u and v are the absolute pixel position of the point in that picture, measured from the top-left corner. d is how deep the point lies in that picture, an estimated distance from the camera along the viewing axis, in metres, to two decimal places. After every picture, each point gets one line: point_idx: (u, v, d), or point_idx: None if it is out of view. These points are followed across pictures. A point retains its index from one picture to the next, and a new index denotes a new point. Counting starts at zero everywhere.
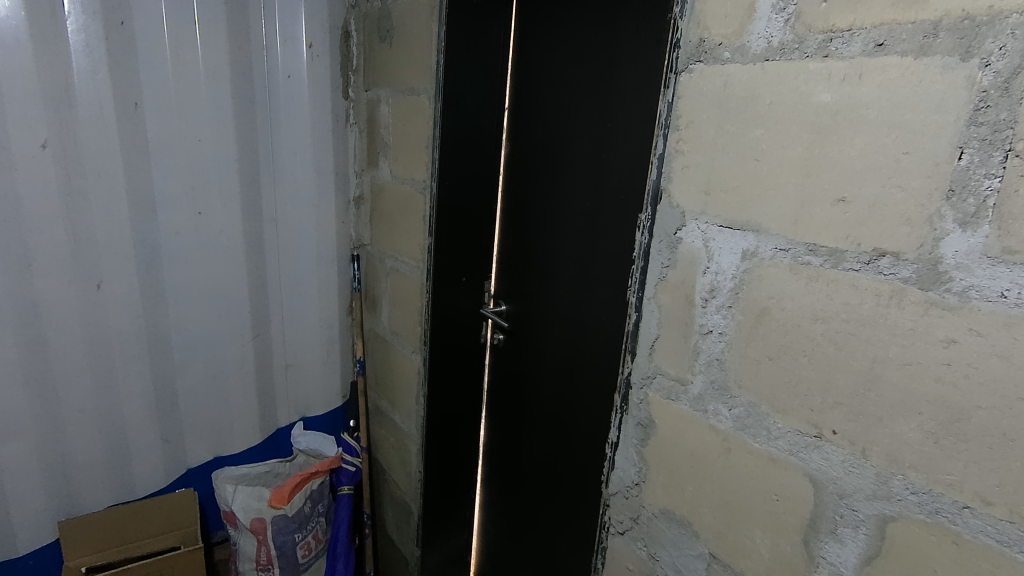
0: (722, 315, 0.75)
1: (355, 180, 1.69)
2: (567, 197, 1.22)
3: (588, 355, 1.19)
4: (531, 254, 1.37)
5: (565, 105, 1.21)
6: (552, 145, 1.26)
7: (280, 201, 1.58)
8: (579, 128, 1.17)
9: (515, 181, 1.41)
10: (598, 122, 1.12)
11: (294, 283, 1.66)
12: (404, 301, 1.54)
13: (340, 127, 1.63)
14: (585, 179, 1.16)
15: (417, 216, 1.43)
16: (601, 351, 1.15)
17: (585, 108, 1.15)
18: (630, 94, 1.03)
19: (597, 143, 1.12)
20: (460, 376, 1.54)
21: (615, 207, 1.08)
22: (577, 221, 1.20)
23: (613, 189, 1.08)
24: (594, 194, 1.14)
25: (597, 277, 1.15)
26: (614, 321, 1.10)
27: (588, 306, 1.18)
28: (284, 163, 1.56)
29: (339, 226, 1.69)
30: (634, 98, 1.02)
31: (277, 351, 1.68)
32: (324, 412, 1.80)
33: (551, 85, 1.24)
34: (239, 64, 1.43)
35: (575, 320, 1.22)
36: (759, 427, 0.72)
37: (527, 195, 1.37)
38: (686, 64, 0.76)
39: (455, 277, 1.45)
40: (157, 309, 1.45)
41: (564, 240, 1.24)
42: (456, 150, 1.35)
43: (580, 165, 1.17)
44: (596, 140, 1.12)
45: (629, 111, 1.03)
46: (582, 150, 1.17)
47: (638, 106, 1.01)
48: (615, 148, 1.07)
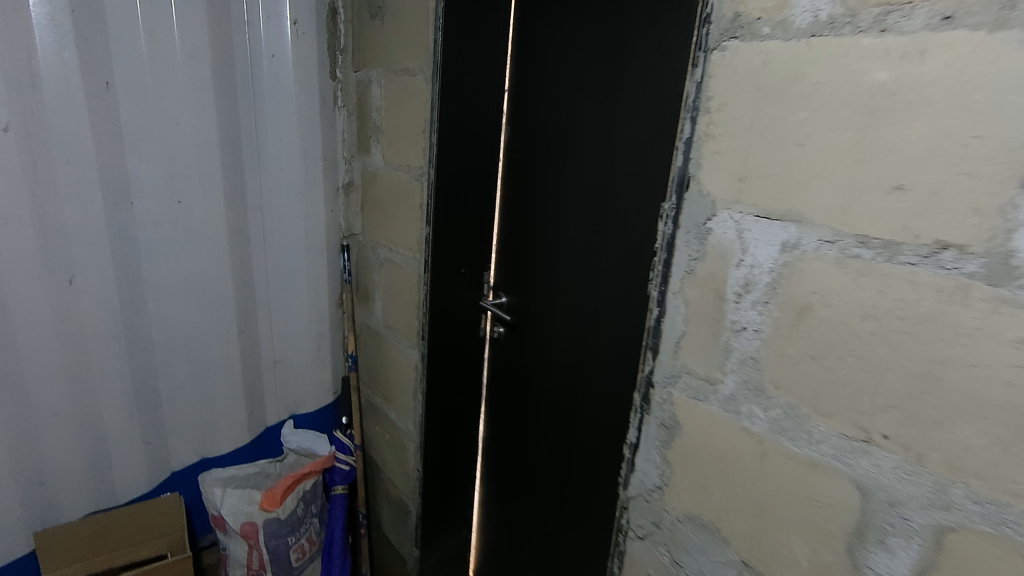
0: (757, 312, 0.70)
1: (344, 167, 1.62)
2: (575, 187, 1.17)
3: (601, 352, 1.14)
4: (534, 246, 1.31)
5: (572, 91, 1.15)
6: (556, 133, 1.20)
7: (266, 189, 1.49)
8: (588, 115, 1.12)
9: (515, 169, 1.35)
10: (611, 107, 1.06)
11: (282, 275, 1.58)
12: (399, 294, 1.47)
13: (328, 110, 1.55)
14: (594, 168, 1.11)
15: (412, 204, 1.36)
16: (615, 348, 1.11)
17: (594, 94, 1.09)
18: (647, 75, 0.97)
19: (609, 127, 1.06)
20: (459, 371, 1.49)
21: (632, 198, 1.02)
22: (586, 212, 1.15)
23: (629, 177, 1.03)
24: (606, 182, 1.08)
25: (609, 270, 1.10)
26: (629, 316, 1.06)
27: (600, 300, 1.13)
28: (269, 149, 1.48)
29: (328, 216, 1.62)
30: (651, 81, 0.96)
31: (264, 347, 1.60)
32: (315, 409, 1.72)
33: (555, 68, 1.18)
34: (219, 44, 1.34)
35: (585, 314, 1.18)
36: (798, 430, 0.68)
37: (528, 184, 1.31)
38: (719, 41, 0.71)
39: (453, 269, 1.38)
40: (136, 305, 1.36)
41: (572, 232, 1.19)
42: (455, 135, 1.28)
43: (589, 153, 1.12)
44: (608, 126, 1.07)
45: (643, 94, 0.98)
46: (591, 138, 1.11)
47: (657, 89, 0.95)
48: (631, 133, 1.01)
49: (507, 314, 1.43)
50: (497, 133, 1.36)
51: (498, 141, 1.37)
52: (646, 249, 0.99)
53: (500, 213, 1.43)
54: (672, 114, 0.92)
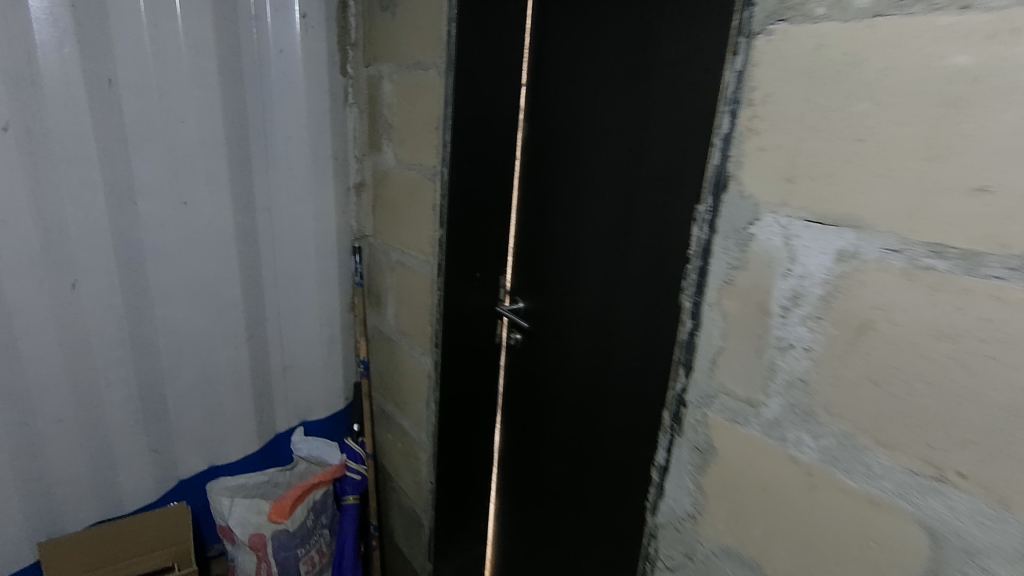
0: (807, 328, 0.62)
1: (355, 166, 1.56)
2: (598, 187, 1.10)
3: (625, 363, 1.08)
4: (553, 249, 1.25)
5: (595, 85, 1.08)
6: (577, 129, 1.13)
7: (274, 189, 1.44)
8: (612, 110, 1.04)
9: (533, 168, 1.28)
10: (637, 101, 0.99)
11: (291, 278, 1.53)
12: (411, 298, 1.41)
13: (339, 107, 1.50)
14: (619, 167, 1.04)
15: (425, 204, 1.30)
16: (640, 359, 1.04)
17: (619, 88, 1.02)
18: (676, 66, 0.90)
19: (636, 123, 0.99)
20: (474, 378, 1.43)
21: (661, 199, 0.95)
22: (610, 214, 1.08)
23: (657, 176, 0.95)
24: (632, 182, 1.01)
25: (635, 276, 1.03)
26: (658, 326, 0.99)
27: (625, 308, 1.06)
28: (278, 148, 1.42)
29: (338, 216, 1.56)
30: (682, 72, 0.89)
31: (274, 352, 1.56)
32: (325, 416, 1.68)
33: (576, 61, 1.11)
34: (225, 38, 1.29)
35: (609, 322, 1.11)
36: (855, 462, 0.60)
37: (547, 184, 1.24)
38: (765, 24, 0.63)
39: (467, 273, 1.32)
40: (141, 309, 1.32)
41: (595, 236, 1.12)
42: (471, 132, 1.21)
43: (613, 151, 1.05)
44: (635, 122, 1.00)
45: (672, 85, 0.91)
46: (615, 135, 1.04)
47: (688, 81, 0.88)
48: (660, 129, 0.94)
49: (524, 320, 1.36)
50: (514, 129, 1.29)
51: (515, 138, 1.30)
52: (676, 253, 0.92)
53: (517, 214, 1.36)
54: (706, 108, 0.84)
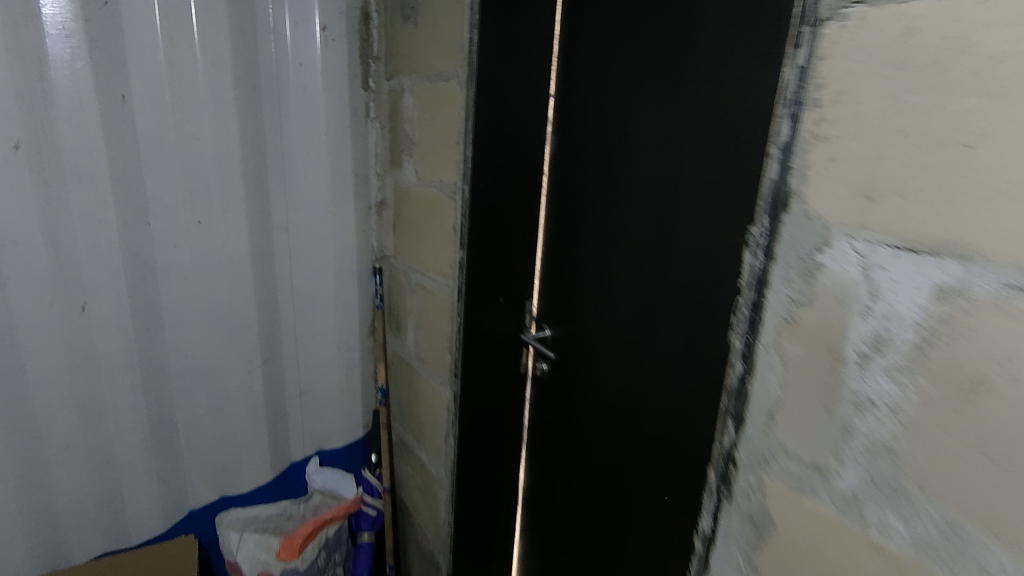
0: (893, 381, 0.50)
1: (377, 183, 1.50)
2: (631, 205, 0.99)
3: (662, 404, 0.95)
4: (583, 274, 1.14)
5: (628, 94, 0.97)
6: (608, 143, 1.03)
7: (292, 207, 1.39)
8: (648, 120, 0.94)
9: (560, 185, 1.18)
10: (676, 110, 0.88)
11: (309, 300, 1.47)
12: (432, 323, 1.32)
13: (360, 122, 1.44)
14: (656, 184, 0.93)
15: (446, 223, 1.21)
16: (679, 401, 0.91)
17: (655, 96, 0.92)
18: (722, 69, 0.79)
19: (675, 134, 0.88)
20: (497, 410, 1.32)
21: (704, 219, 0.83)
22: (645, 236, 0.97)
23: (700, 194, 0.84)
24: (671, 200, 0.90)
25: (674, 306, 0.91)
26: (697, 363, 0.86)
27: (663, 341, 0.94)
28: (296, 165, 1.37)
29: (359, 235, 1.50)
30: (728, 73, 0.78)
31: (290, 377, 1.49)
32: (343, 446, 1.60)
33: (608, 68, 1.01)
34: (242, 52, 1.24)
35: (643, 356, 0.99)
36: (962, 558, 0.47)
37: (575, 202, 1.14)
38: (836, 7, 0.51)
39: (489, 297, 1.21)
40: (153, 332, 1.27)
41: (629, 260, 1.01)
42: (493, 147, 1.13)
43: (649, 166, 0.94)
44: (673, 133, 0.89)
45: (716, 89, 0.80)
46: (651, 148, 0.93)
47: (735, 85, 0.76)
48: (703, 140, 0.83)
49: (550, 350, 1.25)
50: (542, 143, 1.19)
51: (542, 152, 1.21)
52: (721, 280, 0.81)
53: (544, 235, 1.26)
54: (758, 114, 0.72)
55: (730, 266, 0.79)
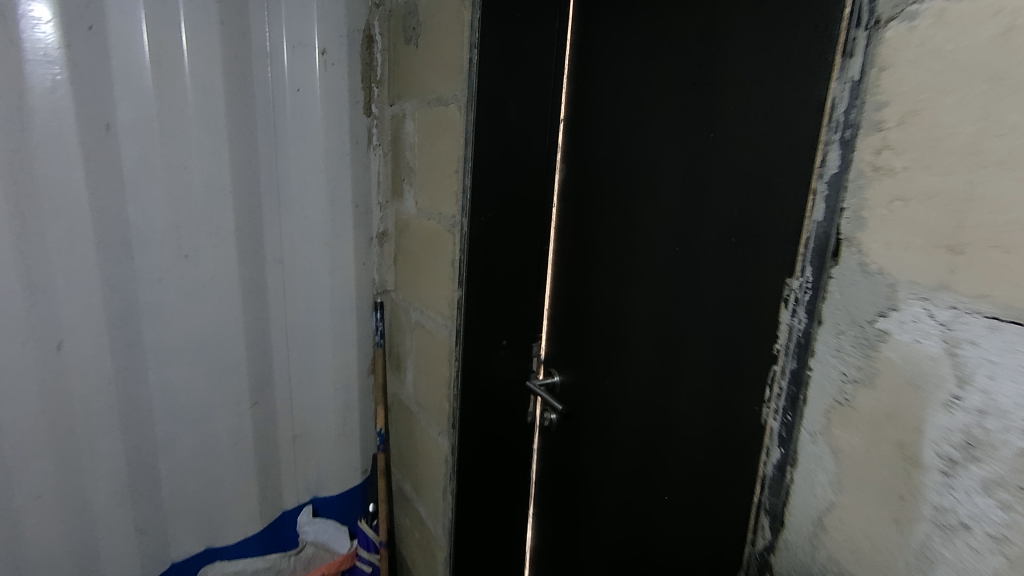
0: (994, 505, 0.36)
1: (379, 213, 1.42)
2: (649, 243, 0.87)
3: (683, 471, 0.83)
4: (594, 316, 1.02)
5: (647, 118, 0.86)
6: (622, 173, 0.92)
7: (287, 239, 1.31)
8: (668, 148, 0.83)
9: (571, 218, 1.07)
10: (700, 136, 0.77)
11: (305, 337, 1.38)
12: (431, 366, 1.21)
13: (361, 149, 1.36)
14: (676, 220, 0.82)
15: (444, 258, 1.10)
16: (703, 469, 0.79)
17: (677, 121, 0.81)
18: (755, 89, 0.68)
19: (698, 163, 0.77)
20: (503, 462, 1.21)
21: (733, 263, 0.72)
22: (664, 278, 0.85)
23: (730, 233, 0.72)
24: (694, 238, 0.78)
25: (698, 359, 0.79)
26: (723, 428, 0.74)
27: (685, 400, 0.82)
28: (291, 195, 1.30)
29: (359, 268, 1.41)
30: (763, 94, 0.67)
31: (283, 419, 1.40)
32: (339, 492, 1.50)
33: (623, 91, 0.91)
34: (236, 77, 1.18)
35: (663, 415, 0.87)
36: None
37: (587, 237, 1.03)
38: (901, 6, 0.40)
39: (491, 341, 1.12)
40: (135, 372, 1.18)
41: (645, 304, 0.89)
42: (495, 177, 1.03)
43: (669, 199, 0.83)
44: (696, 162, 0.77)
45: (749, 112, 0.69)
46: (672, 179, 0.82)
47: (771, 108, 0.65)
48: (733, 171, 0.71)
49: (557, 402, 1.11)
50: (550, 175, 1.11)
51: (549, 184, 1.11)
52: (754, 333, 0.68)
53: (553, 271, 1.15)
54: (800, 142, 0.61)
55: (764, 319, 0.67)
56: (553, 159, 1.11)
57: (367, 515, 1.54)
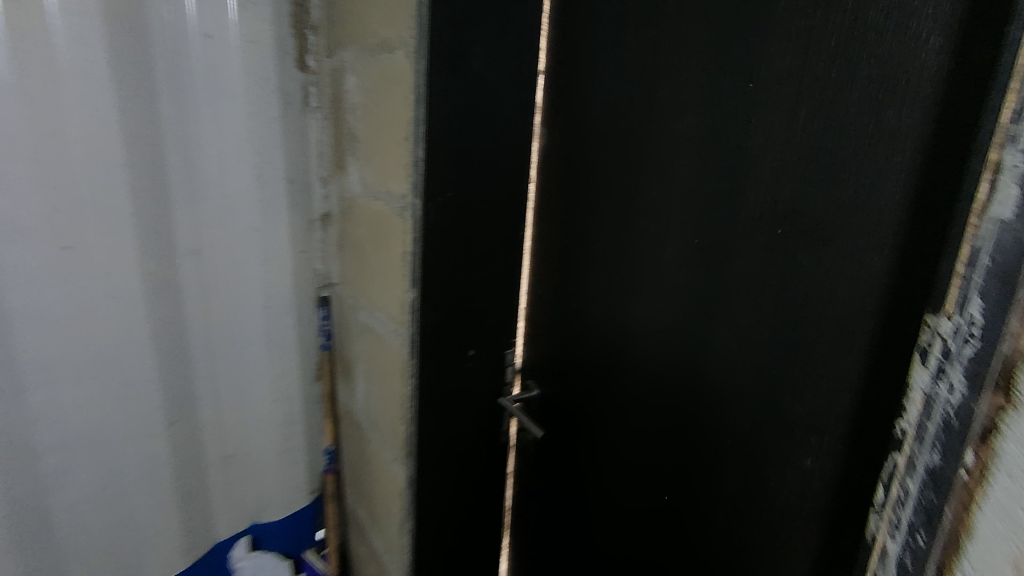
0: None
1: (320, 191, 1.18)
2: (660, 241, 0.69)
3: (706, 511, 0.68)
4: (583, 327, 0.84)
5: (662, 75, 0.66)
6: (625, 149, 0.72)
7: (204, 224, 1.06)
8: (692, 115, 0.63)
9: (554, 205, 0.87)
10: (739, 101, 0.58)
11: (234, 342, 1.14)
12: (382, 377, 1.00)
13: (295, 112, 1.11)
14: (701, 212, 0.63)
15: (392, 249, 0.89)
16: (732, 528, 0.65)
17: (705, 79, 0.61)
18: (833, 36, 0.49)
19: (735, 139, 0.58)
20: (473, 490, 1.02)
21: (786, 273, 0.55)
22: (681, 287, 0.67)
23: (783, 231, 0.55)
24: (728, 238, 0.60)
25: (730, 392, 0.63)
26: (764, 483, 0.60)
27: (711, 441, 0.66)
28: (207, 169, 1.03)
29: (297, 258, 1.18)
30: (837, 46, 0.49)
31: (211, 439, 1.17)
32: (283, 517, 1.29)
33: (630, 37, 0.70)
34: (124, 12, 0.90)
35: (676, 454, 0.71)
36: None
37: (574, 228, 0.83)
38: None
39: (453, 349, 0.91)
40: (10, 399, 0.92)
41: (654, 317, 0.72)
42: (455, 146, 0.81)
43: (690, 184, 0.64)
44: (733, 138, 0.59)
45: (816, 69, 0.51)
46: (696, 157, 0.63)
47: (868, 65, 0.47)
48: (790, 151, 0.54)
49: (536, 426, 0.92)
50: (528, 146, 0.89)
51: (526, 156, 0.90)
52: (820, 347, 0.52)
53: (530, 267, 0.95)
54: (916, 116, 0.44)
55: (844, 351, 0.51)
56: (530, 126, 0.89)
57: (316, 544, 1.34)
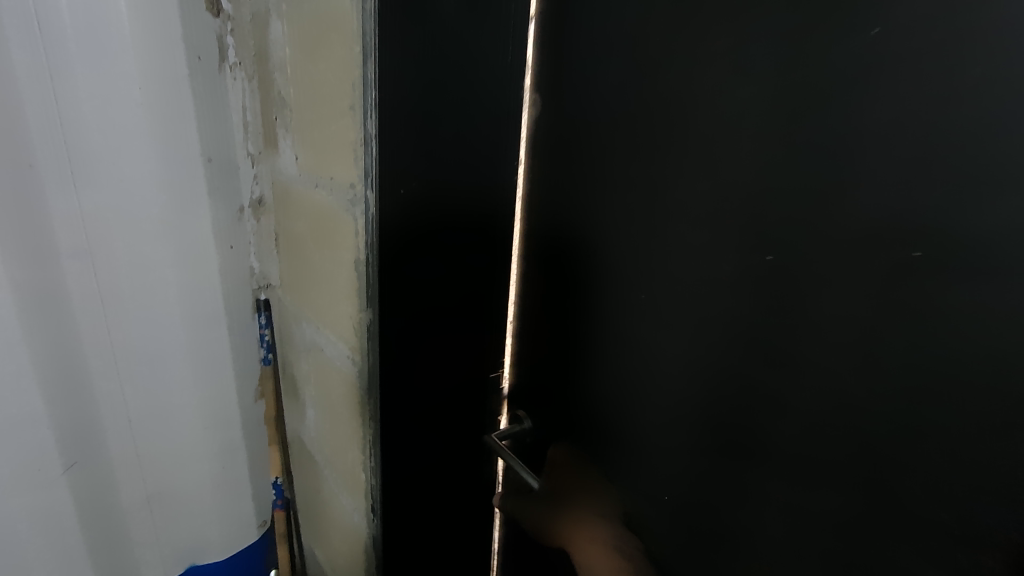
0: None
1: (249, 173, 0.93)
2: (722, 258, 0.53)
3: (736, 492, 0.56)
4: (598, 354, 0.67)
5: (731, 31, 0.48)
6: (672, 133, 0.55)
7: (96, 218, 0.82)
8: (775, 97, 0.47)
9: (559, 197, 0.68)
10: (856, 77, 0.42)
11: (151, 364, 0.92)
12: (333, 405, 0.82)
13: (211, 72, 0.85)
14: (784, 222, 0.48)
15: (338, 254, 0.69)
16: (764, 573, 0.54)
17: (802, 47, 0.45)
18: None
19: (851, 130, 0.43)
20: (453, 537, 0.86)
21: (922, 318, 0.41)
22: (749, 318, 0.52)
23: (924, 256, 0.40)
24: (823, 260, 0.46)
25: (803, 422, 0.49)
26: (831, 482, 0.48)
27: (766, 510, 0.53)
28: (92, 146, 0.79)
29: (226, 257, 0.93)
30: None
31: (130, 478, 0.96)
32: (227, 561, 1.10)
33: None
34: None
35: (705, 482, 0.58)
36: None
37: (591, 228, 0.65)
38: None
39: (424, 380, 0.73)
40: None
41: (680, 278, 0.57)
42: (423, 121, 0.60)
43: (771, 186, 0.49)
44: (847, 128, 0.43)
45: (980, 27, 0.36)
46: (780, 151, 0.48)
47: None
48: (945, 156, 0.39)
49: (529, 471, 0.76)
50: (516, 123, 0.69)
51: (514, 137, 0.69)
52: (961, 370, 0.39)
53: (521, 275, 0.76)
54: None
55: (1011, 437, 0.38)
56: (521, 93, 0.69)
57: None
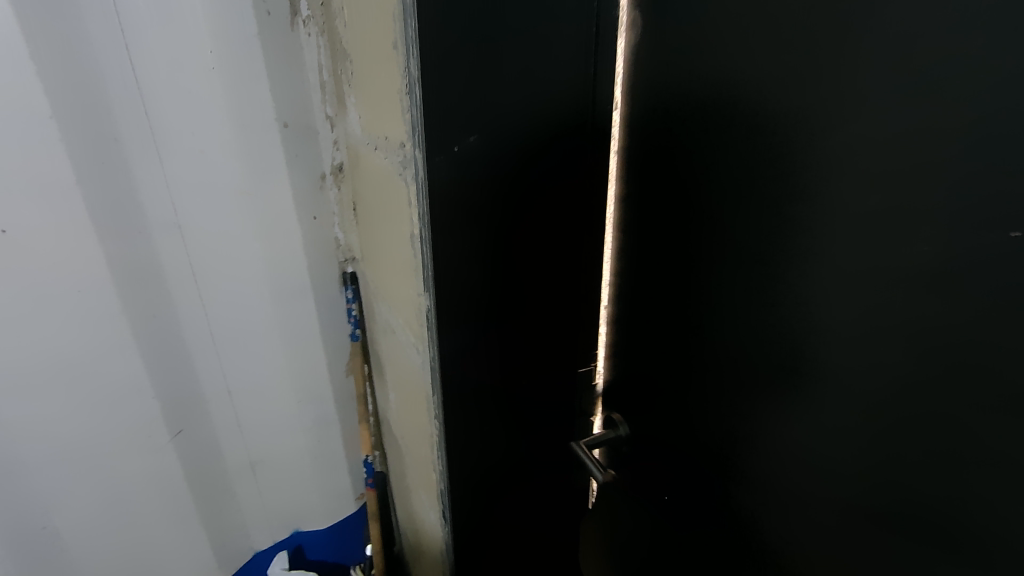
0: None
1: (330, 138, 0.87)
2: (890, 240, 0.39)
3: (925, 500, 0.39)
4: (724, 306, 0.53)
5: None
6: (807, 74, 0.42)
7: (181, 188, 0.81)
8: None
9: (670, 168, 0.55)
10: None
11: (243, 334, 0.92)
12: (406, 386, 0.75)
13: (284, 27, 0.79)
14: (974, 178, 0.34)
15: (396, 223, 0.60)
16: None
17: None
18: None
19: None
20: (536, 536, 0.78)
21: None
22: (939, 326, 0.37)
23: None
24: None
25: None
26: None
27: None
28: (171, 114, 0.77)
29: (309, 227, 0.90)
30: None
31: (232, 444, 0.98)
32: (328, 525, 1.13)
33: None
34: None
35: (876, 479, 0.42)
36: None
37: (708, 206, 0.52)
38: None
39: (494, 371, 0.64)
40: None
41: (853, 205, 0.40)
42: (484, 62, 0.50)
43: (954, 132, 0.34)
44: None
45: None
46: (979, 75, 0.33)
47: None
48: None
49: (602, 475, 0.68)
50: (607, 73, 0.57)
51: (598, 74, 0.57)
52: None
53: (617, 257, 0.66)
54: None
55: None
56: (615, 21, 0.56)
57: (364, 561, 1.16)
